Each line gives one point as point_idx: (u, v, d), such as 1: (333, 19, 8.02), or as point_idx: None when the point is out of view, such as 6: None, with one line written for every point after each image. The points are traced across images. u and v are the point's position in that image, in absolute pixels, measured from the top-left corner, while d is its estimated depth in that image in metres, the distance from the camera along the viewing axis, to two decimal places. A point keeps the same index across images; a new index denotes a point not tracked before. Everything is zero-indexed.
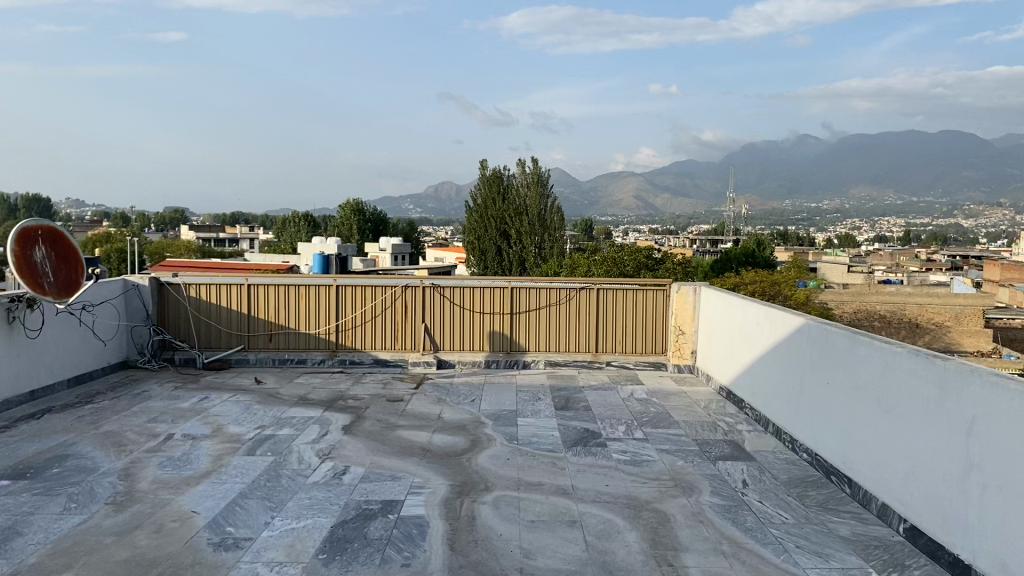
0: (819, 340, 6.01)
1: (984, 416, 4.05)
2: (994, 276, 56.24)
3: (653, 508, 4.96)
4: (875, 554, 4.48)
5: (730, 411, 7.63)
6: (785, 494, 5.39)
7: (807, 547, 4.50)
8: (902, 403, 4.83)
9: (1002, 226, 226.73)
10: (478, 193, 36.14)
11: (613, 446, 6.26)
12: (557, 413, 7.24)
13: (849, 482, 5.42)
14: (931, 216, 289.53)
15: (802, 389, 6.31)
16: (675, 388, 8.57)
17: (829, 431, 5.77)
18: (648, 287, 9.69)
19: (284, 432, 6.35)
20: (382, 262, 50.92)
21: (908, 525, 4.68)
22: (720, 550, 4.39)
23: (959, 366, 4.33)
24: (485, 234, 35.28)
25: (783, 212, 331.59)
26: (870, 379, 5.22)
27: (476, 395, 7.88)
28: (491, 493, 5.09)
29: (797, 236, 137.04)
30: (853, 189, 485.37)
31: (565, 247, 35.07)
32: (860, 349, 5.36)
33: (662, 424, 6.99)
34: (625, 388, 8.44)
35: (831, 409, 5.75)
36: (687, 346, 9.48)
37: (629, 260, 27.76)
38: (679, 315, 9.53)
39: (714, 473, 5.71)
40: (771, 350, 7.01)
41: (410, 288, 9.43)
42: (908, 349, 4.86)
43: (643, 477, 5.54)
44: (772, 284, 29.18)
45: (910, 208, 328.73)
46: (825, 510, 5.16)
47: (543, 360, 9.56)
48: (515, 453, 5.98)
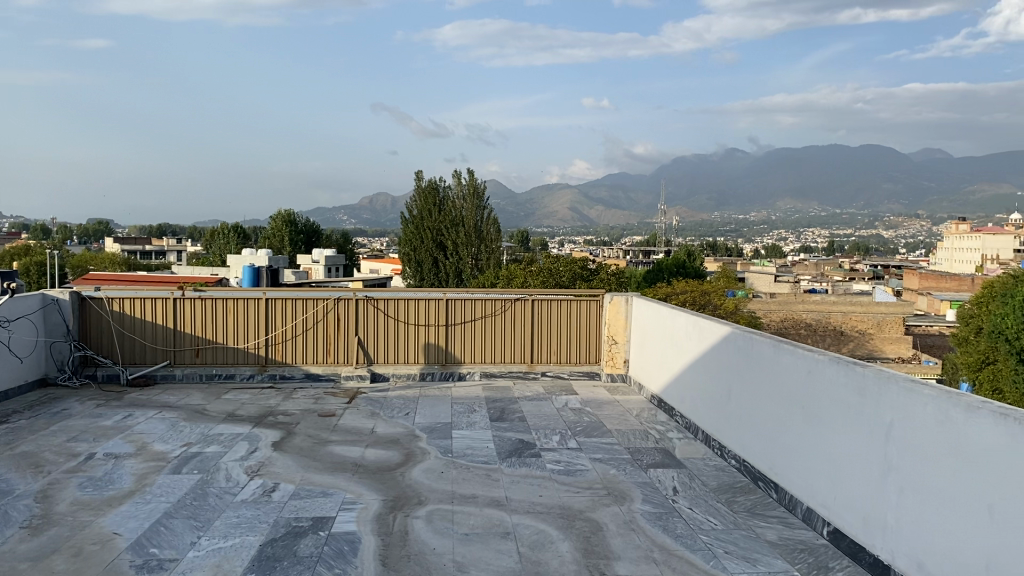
0: (744, 349, 6.15)
1: (902, 421, 4.20)
2: (913, 285, 58.60)
3: (586, 518, 5.00)
4: (800, 557, 4.61)
5: (661, 420, 7.75)
6: (714, 501, 5.49)
7: (736, 552, 4.60)
8: (824, 410, 4.98)
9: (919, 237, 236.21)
10: (413, 205, 35.94)
11: (547, 456, 6.29)
12: (491, 424, 7.24)
13: (775, 488, 5.54)
14: (854, 228, 299.47)
15: (728, 396, 6.45)
16: (608, 397, 8.67)
17: (756, 438, 5.90)
18: (583, 298, 9.81)
19: (211, 450, 6.20)
20: (315, 274, 50.25)
21: (832, 528, 4.81)
22: (651, 557, 4.45)
23: (876, 373, 4.48)
24: (421, 246, 35.05)
25: (712, 224, 338.68)
26: (793, 386, 5.37)
27: (410, 408, 7.83)
28: (424, 507, 5.07)
29: (726, 247, 139.74)
30: (780, 201, 485.29)
31: (502, 259, 35.21)
32: (783, 357, 5.51)
33: (595, 433, 7.06)
34: (559, 398, 8.49)
35: (758, 416, 5.88)
36: (619, 355, 9.65)
37: (564, 271, 28.10)
38: (612, 324, 9.69)
39: (645, 481, 5.78)
40: (699, 359, 7.15)
41: (343, 300, 9.33)
42: (828, 357, 5.00)
43: (576, 486, 5.59)
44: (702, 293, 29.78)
45: (833, 220, 339.70)
46: (752, 515, 5.27)
47: (478, 371, 9.55)
48: (450, 465, 5.96)
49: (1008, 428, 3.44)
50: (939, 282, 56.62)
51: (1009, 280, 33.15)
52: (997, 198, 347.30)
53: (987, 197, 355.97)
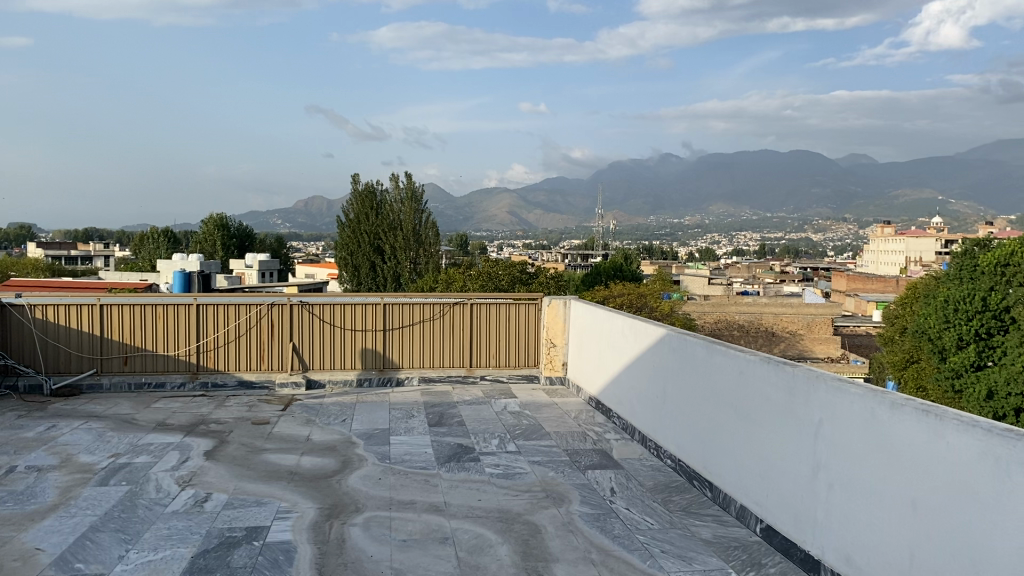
0: (678, 350, 6.25)
1: (830, 418, 4.31)
2: (840, 286, 60.33)
3: (524, 521, 5.01)
4: (734, 554, 4.70)
5: (599, 420, 7.83)
6: (650, 500, 5.57)
7: (671, 551, 4.67)
8: (756, 409, 5.09)
9: (846, 240, 243.87)
10: (350, 208, 35.48)
11: (486, 460, 6.28)
12: (430, 429, 7.20)
13: (710, 487, 5.64)
14: (785, 232, 307.26)
15: (664, 397, 6.54)
16: (547, 400, 8.70)
17: (691, 438, 6.00)
18: (521, 301, 9.86)
19: (141, 460, 6.03)
20: (249, 279, 49.51)
21: (764, 525, 4.92)
22: (589, 558, 4.48)
23: (805, 372, 4.60)
24: (358, 250, 34.65)
25: (648, 228, 343.30)
26: (726, 385, 5.48)
27: (347, 415, 7.73)
28: (361, 514, 5.01)
29: (663, 250, 141.92)
30: (713, 206, 485.29)
31: (441, 263, 35.19)
32: (716, 357, 5.62)
33: (534, 436, 7.09)
34: (498, 401, 8.49)
35: (693, 416, 5.98)
36: (557, 358, 9.69)
37: (504, 275, 28.28)
38: (550, 327, 9.75)
39: (583, 482, 5.82)
40: (635, 361, 7.23)
41: (277, 305, 9.19)
42: (759, 357, 5.11)
43: (515, 490, 5.59)
44: (639, 296, 30.22)
45: (764, 223, 347.85)
46: (688, 514, 5.35)
47: (416, 376, 9.51)
48: (387, 472, 5.91)
49: (930, 423, 3.57)
50: (865, 284, 58.43)
51: (930, 281, 34.46)
52: (919, 202, 360.58)
53: (910, 202, 369.33)
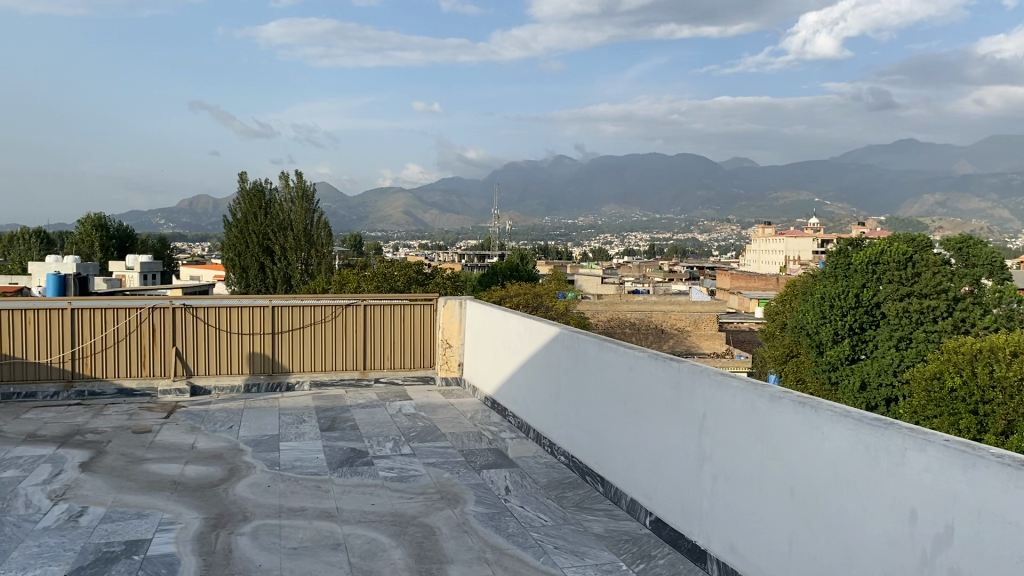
0: (571, 348, 6.36)
1: (713, 411, 4.47)
2: (725, 285, 62.68)
3: (419, 523, 4.98)
4: (625, 547, 4.80)
5: (494, 420, 7.85)
6: (544, 497, 5.63)
7: (564, 547, 4.73)
8: (644, 405, 5.22)
9: (731, 240, 253.21)
10: (236, 207, 34.27)
11: (380, 463, 6.21)
12: (322, 434, 7.06)
13: (601, 482, 5.75)
14: (674, 232, 316.51)
15: (558, 394, 6.63)
16: (443, 401, 8.67)
17: (583, 434, 6.10)
18: (416, 302, 9.80)
19: (9, 474, 5.69)
20: (129, 282, 47.31)
21: (653, 517, 5.05)
22: (484, 558, 4.49)
23: (690, 367, 4.75)
24: (246, 251, 33.37)
25: (543, 228, 347.05)
26: (616, 382, 5.61)
27: (234, 421, 7.50)
28: (250, 523, 4.87)
29: (557, 251, 143.76)
30: (604, 207, 485.07)
31: (333, 264, 34.83)
32: (606, 354, 5.73)
33: (429, 438, 7.05)
34: (392, 405, 8.39)
35: (585, 411, 6.08)
36: (453, 359, 9.68)
37: (399, 275, 28.18)
38: (445, 328, 9.72)
39: (478, 482, 5.83)
40: (530, 359, 7.30)
41: (159, 309, 8.82)
42: (647, 353, 5.25)
43: (409, 492, 5.55)
44: (534, 296, 30.51)
45: (654, 223, 357.03)
46: (581, 509, 5.44)
47: (308, 380, 9.27)
48: (277, 478, 5.76)
49: (806, 415, 3.74)
50: (748, 282, 60.93)
51: (808, 279, 36.17)
52: (797, 205, 379.38)
53: (790, 203, 386.71)
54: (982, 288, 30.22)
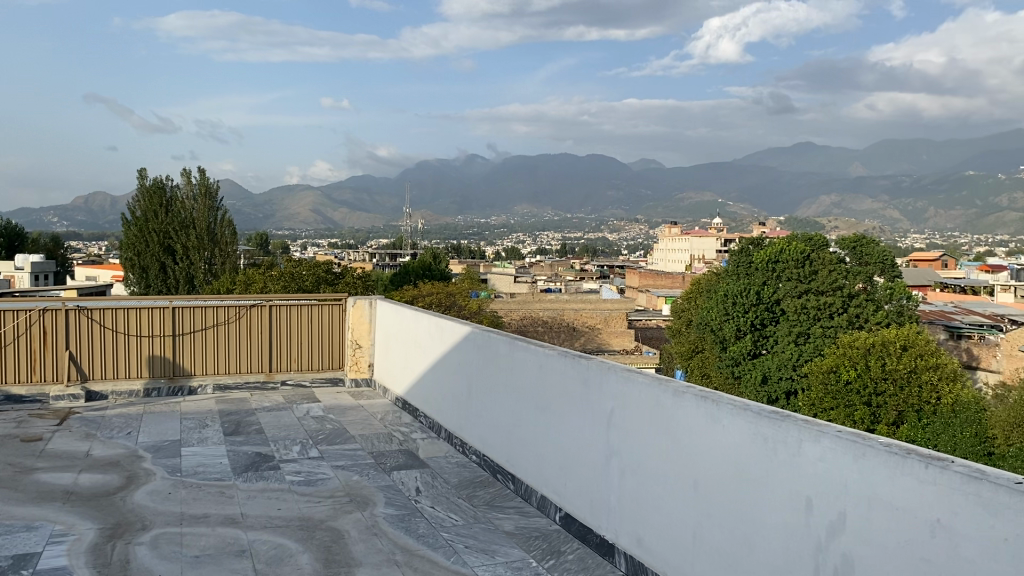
0: (481, 346, 6.37)
1: (620, 408, 4.55)
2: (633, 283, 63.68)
3: (326, 527, 4.89)
4: (535, 544, 4.84)
5: (405, 421, 7.79)
6: (455, 497, 5.61)
7: (475, 546, 4.74)
8: (553, 402, 5.27)
9: (640, 240, 258.25)
10: (135, 205, 32.93)
11: (286, 467, 6.09)
12: (225, 438, 6.87)
13: (512, 479, 5.79)
14: (585, 233, 320.63)
15: (469, 393, 6.63)
16: (352, 403, 8.56)
17: (494, 432, 6.12)
18: (324, 302, 9.64)
19: None
20: (19, 283, 44.95)
21: (563, 513, 5.10)
22: (393, 560, 4.45)
23: (598, 364, 4.82)
24: (146, 250, 32.01)
25: (455, 227, 346.06)
26: (526, 379, 5.64)
27: (132, 427, 7.22)
28: (148, 532, 4.70)
29: (468, 249, 143.68)
30: (516, 207, 485.43)
31: (238, 263, 33.93)
32: (517, 351, 5.75)
33: (338, 440, 6.94)
34: (300, 407, 8.24)
35: (496, 410, 6.10)
36: (363, 360, 9.58)
37: (308, 275, 27.81)
38: (355, 329, 9.61)
39: (388, 484, 5.78)
40: (441, 359, 7.27)
41: (50, 311, 8.39)
42: (557, 351, 5.30)
43: (317, 496, 5.45)
44: (446, 295, 30.43)
45: (565, 223, 360.78)
46: (491, 507, 5.46)
47: (210, 384, 9.02)
48: (179, 485, 5.57)
49: (708, 409, 3.85)
50: (656, 280, 62.31)
51: (712, 277, 37.23)
52: (703, 206, 389.77)
53: (696, 203, 396.78)
54: (875, 285, 31.78)
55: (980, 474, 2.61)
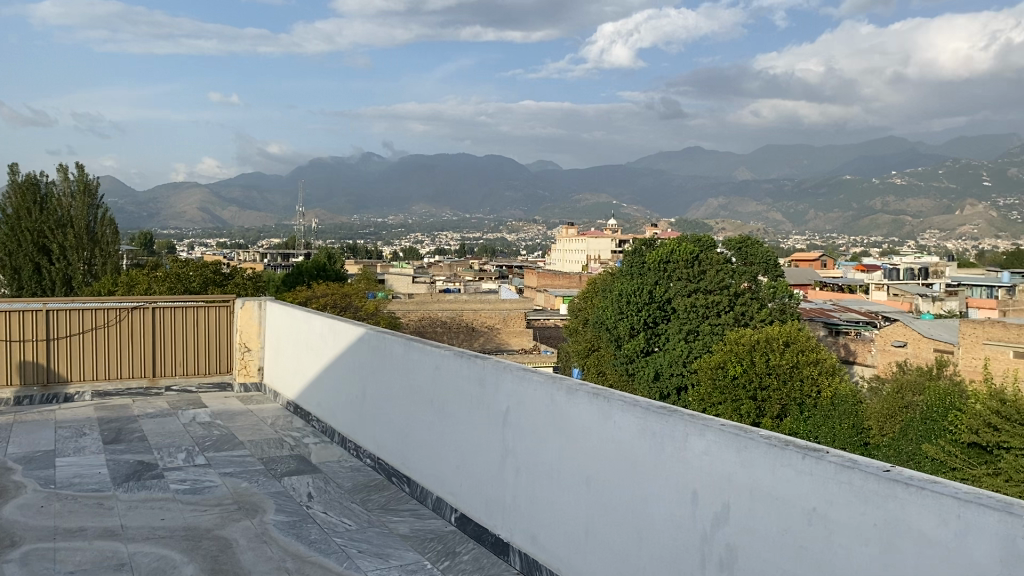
0: (376, 347, 6.28)
1: (516, 406, 4.56)
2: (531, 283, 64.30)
3: (213, 536, 4.74)
4: (430, 546, 4.80)
5: (297, 425, 7.60)
6: (349, 501, 5.51)
7: (369, 550, 4.67)
8: (449, 403, 5.25)
9: (538, 241, 261.29)
10: (6, 203, 31.11)
11: (171, 476, 5.85)
12: (104, 448, 6.55)
13: (407, 482, 5.73)
14: (483, 233, 322.06)
15: (363, 396, 6.53)
16: (241, 407, 8.32)
17: (389, 434, 6.04)
18: (211, 304, 9.33)
19: None
20: None
21: (458, 514, 5.09)
22: (283, 568, 4.35)
23: (493, 364, 4.82)
24: (18, 250, 30.05)
25: (352, 227, 341.39)
26: (422, 381, 5.60)
27: (2, 437, 6.80)
28: (18, 549, 4.43)
29: (366, 250, 141.79)
30: (415, 207, 485.40)
31: (120, 264, 32.46)
32: (411, 352, 5.70)
33: (226, 447, 6.72)
34: (185, 413, 7.94)
35: (391, 412, 6.03)
36: (253, 363, 9.27)
37: (194, 277, 26.97)
38: (244, 331, 9.31)
39: (278, 490, 5.63)
40: (335, 361, 7.14)
41: None
42: (452, 351, 5.27)
43: (203, 505, 5.26)
44: (342, 296, 30.03)
45: (464, 224, 361.35)
46: (386, 511, 5.38)
47: (88, 391, 8.54)
48: (53, 498, 5.28)
49: (600, 405, 3.91)
50: (553, 280, 63.06)
51: (607, 276, 38.00)
52: (598, 208, 397.47)
53: (592, 205, 404.36)
54: (759, 284, 33.33)
55: (852, 463, 2.74)
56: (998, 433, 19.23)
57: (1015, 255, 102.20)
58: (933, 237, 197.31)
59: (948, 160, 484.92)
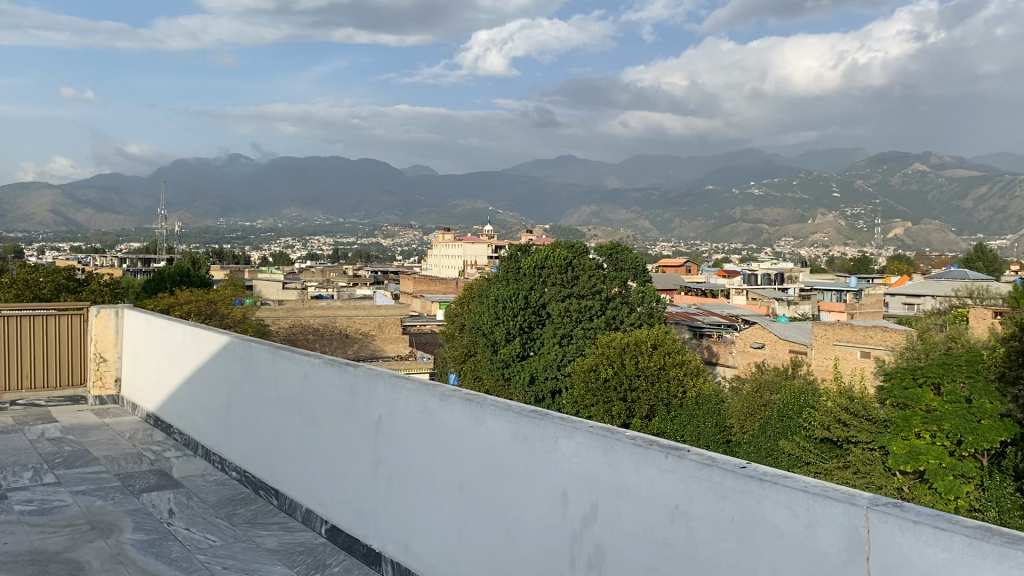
0: (241, 356, 6.08)
1: (387, 414, 4.52)
2: (408, 288, 63.91)
3: (63, 559, 4.46)
4: (299, 559, 4.67)
5: (157, 439, 7.24)
6: (213, 517, 5.30)
7: (235, 566, 4.50)
8: (319, 413, 5.13)
9: (413, 247, 260.94)
10: None
11: (15, 497, 5.46)
12: None
13: (275, 495, 5.57)
14: (358, 238, 318.30)
15: (228, 407, 6.30)
16: (95, 421, 7.85)
17: (257, 447, 5.86)
18: (64, 313, 8.82)
19: None
20: None
21: (329, 525, 4.99)
22: None
23: (364, 372, 4.74)
24: None
25: (220, 231, 330.08)
26: (290, 391, 5.45)
27: None
28: None
29: (233, 254, 136.67)
30: (284, 210, 485.74)
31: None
32: (280, 362, 5.55)
33: (79, 463, 6.34)
34: (33, 429, 7.43)
35: (258, 423, 5.85)
36: (109, 375, 8.76)
37: (45, 282, 25.44)
38: (99, 341, 8.78)
39: (136, 508, 5.35)
40: (197, 371, 6.87)
41: None
42: (322, 361, 5.16)
43: (51, 526, 4.93)
44: (208, 302, 29.04)
45: (338, 229, 356.00)
46: (253, 525, 5.20)
47: None
48: None
49: (472, 410, 3.92)
50: (430, 285, 63.04)
51: (484, 282, 38.35)
52: (475, 213, 400.02)
53: (468, 212, 406.88)
54: (629, 289, 34.48)
55: (711, 461, 2.85)
56: (847, 429, 20.49)
57: (859, 259, 109.47)
58: (787, 245, 209.74)
59: (804, 171, 485.37)
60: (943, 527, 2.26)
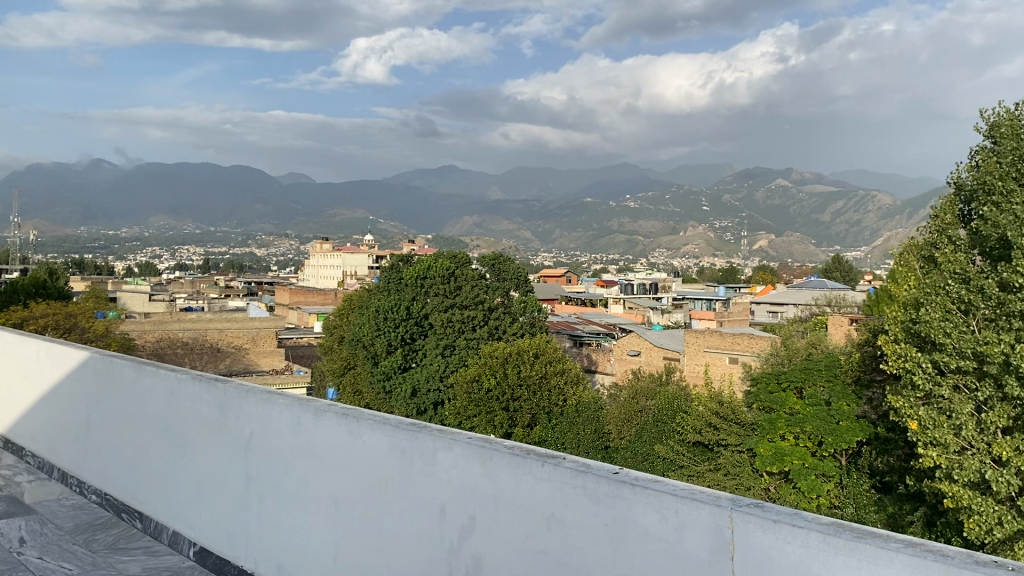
0: (102, 372, 5.76)
1: (259, 431, 4.39)
2: (284, 300, 62.09)
3: None
4: None
5: (7, 462, 6.74)
6: (70, 544, 4.97)
7: None
8: (188, 430, 4.92)
9: (289, 256, 255.24)
10: None
11: None
12: None
13: (139, 517, 5.30)
14: (232, 248, 308.11)
15: (88, 426, 5.95)
16: None
17: (120, 468, 5.56)
18: None
19: None
20: None
21: (197, 547, 4.77)
22: None
23: (234, 388, 4.59)
24: None
25: (80, 239, 312.57)
26: (156, 409, 5.21)
27: None
28: None
29: (95, 264, 129.13)
30: (152, 218, 485.37)
31: None
32: (145, 378, 5.29)
33: None
34: None
35: (121, 443, 5.55)
36: None
37: None
38: None
39: None
40: (53, 388, 6.46)
41: None
42: (190, 376, 4.96)
43: None
44: (66, 316, 27.43)
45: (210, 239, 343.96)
46: (114, 550, 4.89)
47: None
48: None
49: (348, 425, 3.85)
50: (306, 296, 61.13)
51: (363, 293, 37.75)
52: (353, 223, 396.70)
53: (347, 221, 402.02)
54: (510, 300, 34.73)
55: (585, 468, 2.91)
56: (718, 432, 21.28)
57: (726, 270, 115.18)
58: (661, 256, 217.66)
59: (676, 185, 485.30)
60: (800, 524, 2.38)
